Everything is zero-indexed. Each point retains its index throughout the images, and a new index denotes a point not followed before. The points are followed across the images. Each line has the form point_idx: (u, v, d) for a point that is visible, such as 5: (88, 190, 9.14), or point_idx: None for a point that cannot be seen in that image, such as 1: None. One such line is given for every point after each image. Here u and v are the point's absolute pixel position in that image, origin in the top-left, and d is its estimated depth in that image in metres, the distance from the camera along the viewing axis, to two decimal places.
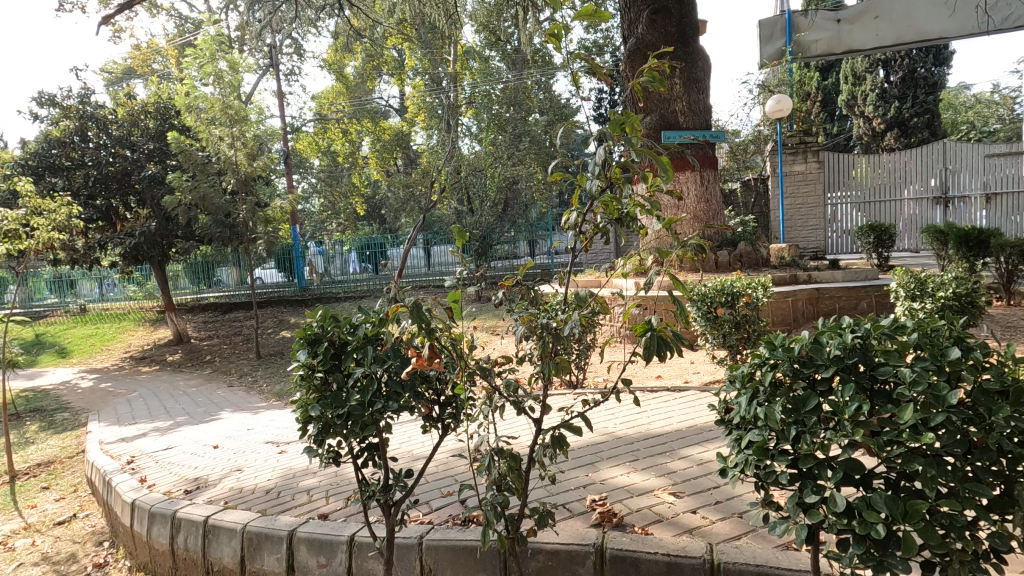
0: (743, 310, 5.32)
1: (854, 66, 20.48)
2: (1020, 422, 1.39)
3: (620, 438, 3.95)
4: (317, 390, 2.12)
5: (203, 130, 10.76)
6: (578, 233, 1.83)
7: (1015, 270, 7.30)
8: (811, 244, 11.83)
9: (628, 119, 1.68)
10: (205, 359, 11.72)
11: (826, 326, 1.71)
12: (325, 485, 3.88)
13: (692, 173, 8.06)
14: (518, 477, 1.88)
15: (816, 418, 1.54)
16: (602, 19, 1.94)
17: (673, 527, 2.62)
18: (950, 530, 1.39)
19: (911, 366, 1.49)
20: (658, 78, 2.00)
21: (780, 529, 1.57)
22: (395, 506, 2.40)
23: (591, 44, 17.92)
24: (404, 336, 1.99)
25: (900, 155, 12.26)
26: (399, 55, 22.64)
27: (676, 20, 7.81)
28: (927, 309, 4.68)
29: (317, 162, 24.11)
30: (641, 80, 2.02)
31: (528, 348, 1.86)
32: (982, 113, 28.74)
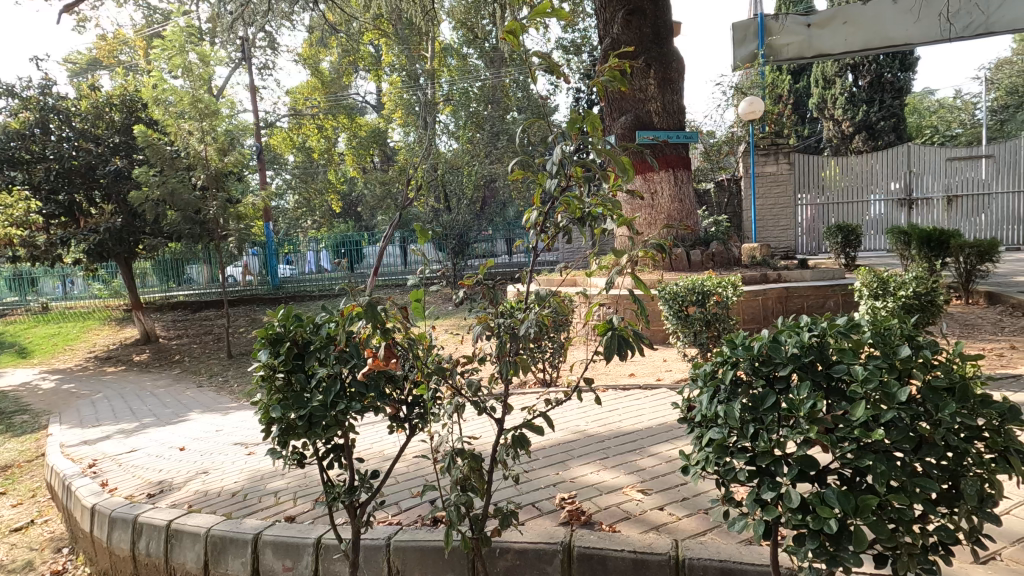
0: (714, 309, 5.40)
1: (824, 70, 21.01)
2: (965, 418, 1.43)
3: (590, 437, 3.97)
4: (279, 390, 2.08)
5: (171, 123, 10.54)
6: (540, 232, 1.82)
7: (973, 270, 7.58)
8: (781, 244, 12.05)
9: (588, 118, 1.68)
10: (173, 358, 11.46)
11: (784, 325, 1.73)
12: (293, 487, 3.82)
13: (666, 173, 8.16)
14: (481, 476, 1.85)
15: (775, 416, 1.56)
16: (560, 18, 1.94)
17: (640, 524, 2.64)
18: (899, 524, 1.43)
19: (864, 364, 1.53)
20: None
21: (738, 525, 1.60)
22: (361, 507, 2.37)
23: (568, 44, 18.01)
24: (360, 335, 1.96)
25: (868, 158, 12.43)
26: (376, 51, 22.51)
27: (650, 21, 7.91)
28: (888, 309, 4.82)
29: (292, 158, 23.71)
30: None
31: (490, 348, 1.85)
32: (944, 118, 29.96)
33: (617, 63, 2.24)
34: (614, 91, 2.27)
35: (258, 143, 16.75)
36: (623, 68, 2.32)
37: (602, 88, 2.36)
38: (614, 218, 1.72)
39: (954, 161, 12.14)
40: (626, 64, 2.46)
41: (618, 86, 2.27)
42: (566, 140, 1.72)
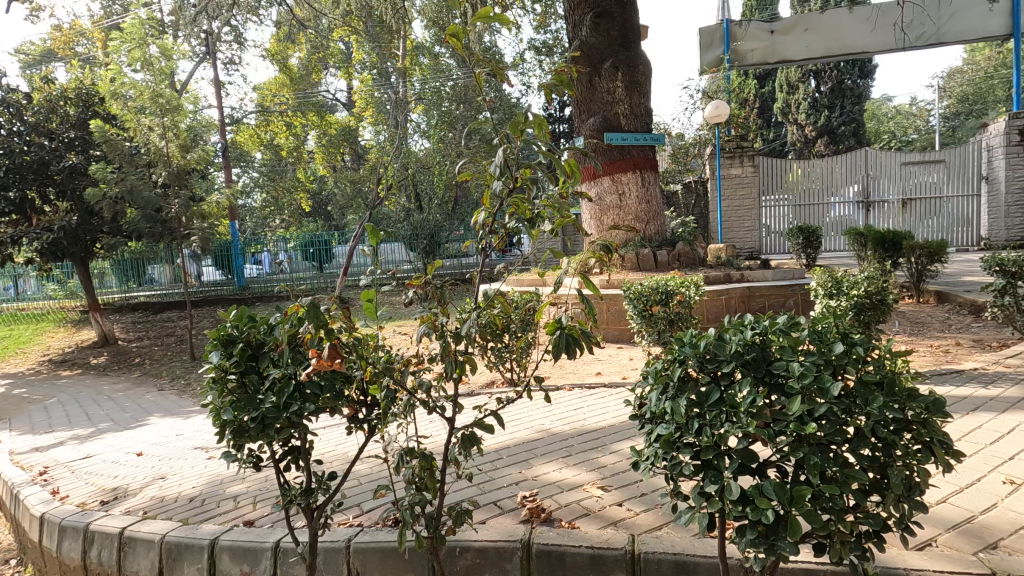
0: (677, 308, 5.52)
1: (788, 76, 21.62)
2: (889, 411, 1.51)
3: (554, 435, 4.00)
4: (231, 392, 2.04)
5: (131, 119, 10.24)
6: (491, 232, 1.84)
7: (924, 270, 7.88)
8: (746, 245, 12.36)
9: (529, 120, 1.71)
10: (133, 361, 11.07)
11: (728, 323, 1.78)
12: (253, 490, 3.75)
13: (634, 174, 8.26)
14: (433, 475, 1.85)
15: (719, 411, 1.61)
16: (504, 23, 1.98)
17: (598, 520, 2.69)
18: (832, 513, 1.49)
19: (802, 360, 1.59)
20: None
21: (685, 518, 1.64)
22: (319, 510, 2.34)
23: (540, 45, 18.11)
24: (305, 335, 1.95)
25: (829, 161, 12.82)
26: (346, 48, 22.26)
27: (618, 25, 8.06)
28: (842, 308, 4.98)
29: (260, 156, 23.25)
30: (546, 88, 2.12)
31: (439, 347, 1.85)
32: (902, 123, 31.32)
33: (565, 67, 2.28)
34: (562, 95, 2.30)
35: (224, 140, 16.36)
36: (571, 71, 2.33)
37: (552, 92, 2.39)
38: (559, 218, 1.75)
39: (909, 165, 12.64)
40: (576, 69, 2.48)
41: (568, 91, 2.30)
42: (511, 141, 1.75)
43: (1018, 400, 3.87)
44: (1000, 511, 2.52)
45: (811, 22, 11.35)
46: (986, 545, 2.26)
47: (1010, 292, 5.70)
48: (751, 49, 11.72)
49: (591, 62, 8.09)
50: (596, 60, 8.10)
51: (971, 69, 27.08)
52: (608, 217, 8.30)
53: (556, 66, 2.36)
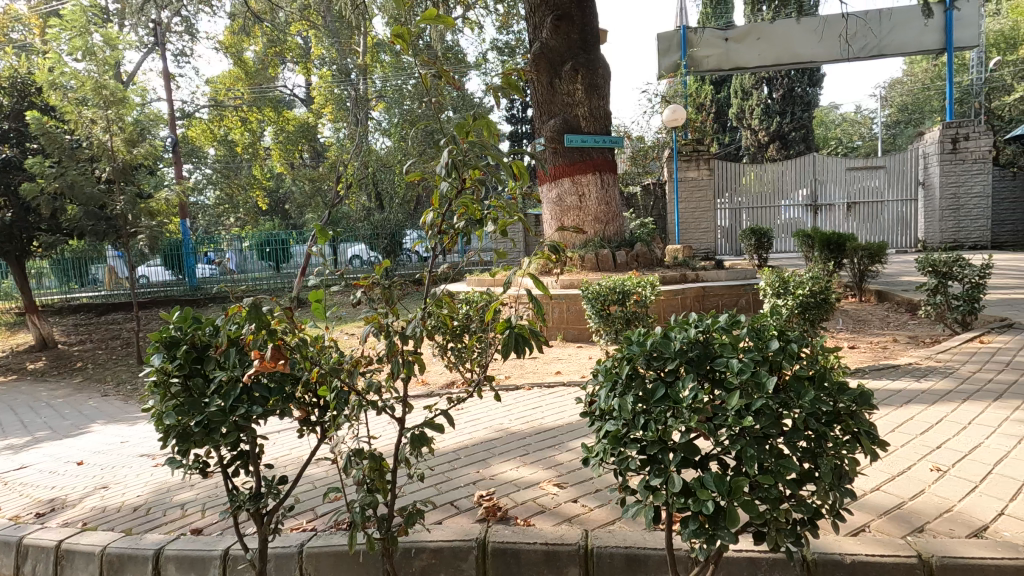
0: (633, 307, 5.64)
1: (742, 83, 22.38)
2: (819, 404, 1.59)
3: (513, 434, 4.03)
4: (175, 396, 1.98)
5: (72, 111, 9.73)
6: (441, 232, 1.85)
7: (865, 270, 8.29)
8: (702, 246, 12.70)
9: (471, 123, 1.75)
10: (75, 365, 10.54)
11: (673, 322, 1.84)
12: (202, 498, 3.63)
13: (594, 176, 8.37)
14: (383, 475, 1.83)
15: (663, 408, 1.66)
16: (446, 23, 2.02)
17: (553, 517, 2.73)
18: (766, 503, 1.57)
19: (741, 357, 1.66)
20: (508, 88, 2.10)
21: (632, 511, 1.69)
22: (269, 515, 2.29)
23: (502, 46, 18.19)
24: (247, 336, 1.90)
25: (779, 166, 13.28)
26: (303, 43, 21.75)
27: (578, 28, 8.19)
28: (788, 307, 5.19)
29: (213, 151, 22.49)
30: (495, 85, 2.10)
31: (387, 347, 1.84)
32: (848, 131, 32.92)
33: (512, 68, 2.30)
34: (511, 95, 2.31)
35: (174, 135, 15.73)
36: (520, 73, 2.37)
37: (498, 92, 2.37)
38: (509, 218, 1.78)
39: (853, 171, 13.21)
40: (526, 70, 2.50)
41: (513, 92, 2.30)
42: (457, 141, 1.77)
43: (946, 393, 4.12)
44: (927, 496, 2.69)
45: (763, 31, 11.79)
46: (914, 529, 2.41)
47: (941, 290, 6.06)
48: (707, 56, 12.12)
49: (552, 64, 8.19)
50: (556, 63, 8.20)
51: (910, 80, 28.58)
52: (568, 217, 8.42)
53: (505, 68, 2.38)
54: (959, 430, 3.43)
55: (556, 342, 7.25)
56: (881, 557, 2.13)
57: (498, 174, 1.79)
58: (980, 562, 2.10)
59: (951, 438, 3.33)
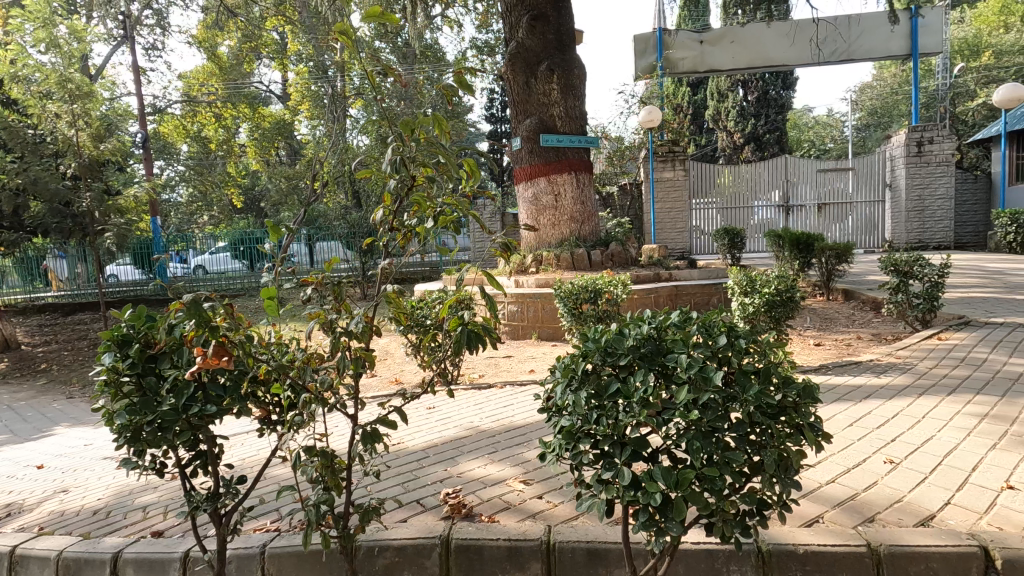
0: (605, 306, 5.71)
1: (718, 85, 22.70)
2: (765, 398, 1.64)
3: (482, 433, 4.04)
4: (126, 395, 1.94)
5: (35, 104, 9.44)
6: (393, 230, 1.88)
7: (833, 269, 8.47)
8: (678, 246, 12.84)
9: (417, 119, 1.77)
10: (38, 367, 10.20)
11: (628, 319, 1.88)
12: (165, 500, 3.57)
13: (570, 176, 8.39)
14: (334, 472, 1.83)
15: (614, 402, 1.70)
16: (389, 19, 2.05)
17: (518, 513, 2.75)
18: (712, 493, 1.61)
19: (691, 352, 1.70)
20: (460, 87, 2.11)
21: (585, 504, 1.72)
22: (227, 515, 2.26)
23: (481, 45, 18.23)
24: (193, 335, 1.87)
25: (753, 167, 13.52)
26: (279, 39, 21.46)
27: (553, 29, 8.24)
28: (755, 306, 5.31)
29: (186, 148, 22.05)
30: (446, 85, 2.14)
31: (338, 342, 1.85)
32: (820, 133, 33.70)
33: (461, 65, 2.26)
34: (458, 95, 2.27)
35: (143, 131, 15.37)
36: (469, 71, 2.35)
37: (448, 94, 2.33)
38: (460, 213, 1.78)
39: (824, 172, 13.49)
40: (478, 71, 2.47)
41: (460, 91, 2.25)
42: (401, 138, 1.78)
43: (904, 388, 4.25)
44: (880, 487, 2.78)
45: (736, 34, 12.03)
46: (865, 519, 2.49)
47: (902, 290, 6.24)
48: (682, 58, 12.27)
49: (528, 62, 8.22)
50: (532, 62, 8.24)
51: (879, 85, 29.27)
52: (544, 217, 8.46)
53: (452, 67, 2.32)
54: (914, 424, 3.55)
55: (531, 341, 7.31)
56: (832, 547, 2.20)
57: (449, 173, 1.82)
58: (925, 551, 2.17)
59: (906, 432, 3.44)
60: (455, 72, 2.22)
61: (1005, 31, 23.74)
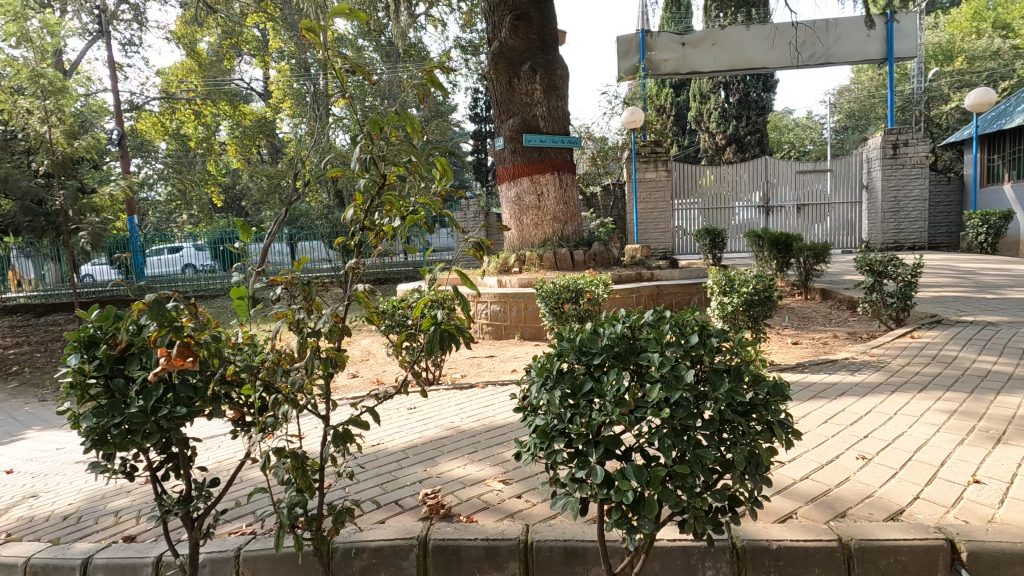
0: (586, 305, 5.74)
1: (700, 86, 22.92)
2: (736, 396, 1.66)
3: (462, 432, 4.03)
4: (92, 398, 1.89)
5: (6, 100, 9.20)
6: (365, 229, 1.88)
7: (811, 269, 8.60)
8: (660, 245, 12.93)
9: (385, 118, 1.77)
10: (9, 370, 9.93)
11: (601, 318, 1.90)
12: (139, 504, 3.50)
13: (553, 176, 8.40)
14: (305, 474, 1.81)
15: (588, 401, 1.70)
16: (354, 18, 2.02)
17: (496, 513, 2.75)
18: (684, 491, 1.63)
19: (663, 351, 1.72)
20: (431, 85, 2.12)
21: (559, 503, 1.73)
22: (200, 518, 2.22)
23: (465, 44, 18.18)
24: (159, 336, 1.84)
25: (733, 168, 13.70)
26: (261, 36, 21.18)
27: (536, 29, 8.24)
28: (734, 305, 5.37)
29: (164, 145, 21.65)
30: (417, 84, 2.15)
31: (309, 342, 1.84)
32: (800, 135, 34.21)
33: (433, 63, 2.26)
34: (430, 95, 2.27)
35: (119, 128, 15.06)
36: (441, 69, 2.34)
37: (421, 93, 2.33)
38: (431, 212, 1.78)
39: (803, 174, 13.71)
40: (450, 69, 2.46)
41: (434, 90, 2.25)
42: (369, 135, 1.78)
43: (876, 386, 4.34)
44: (851, 483, 2.83)
45: (718, 37, 12.16)
46: (837, 514, 2.54)
47: (877, 289, 6.37)
48: (665, 60, 12.37)
49: (511, 62, 8.22)
50: (515, 62, 8.23)
51: (857, 89, 29.78)
52: (527, 216, 8.48)
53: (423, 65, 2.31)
54: (886, 421, 3.62)
55: (514, 340, 7.32)
56: (804, 542, 2.23)
57: (421, 172, 1.81)
58: (894, 544, 2.21)
59: (878, 428, 3.52)
60: (427, 70, 2.22)
61: (977, 37, 24.32)
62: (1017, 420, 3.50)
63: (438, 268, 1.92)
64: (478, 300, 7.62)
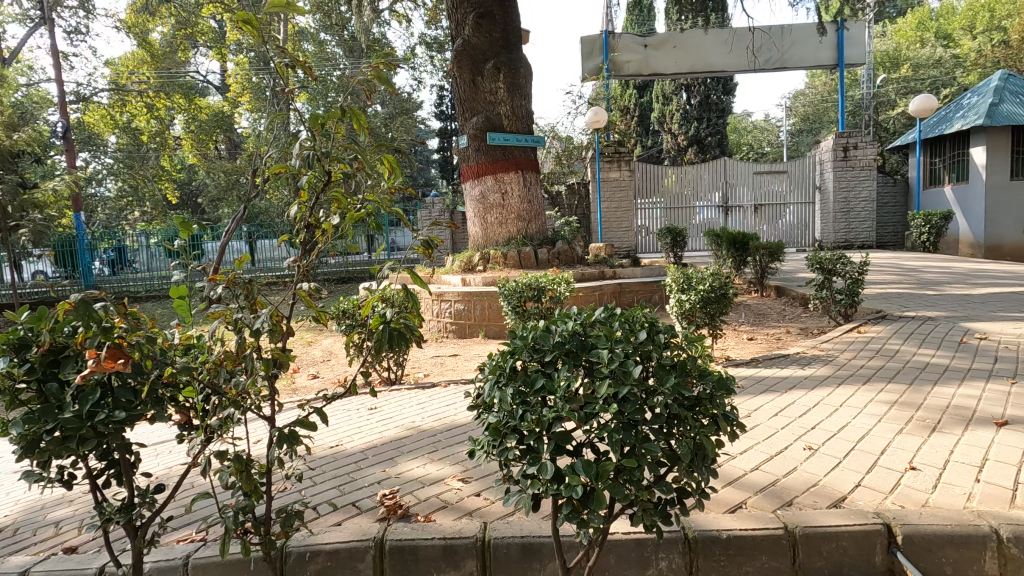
0: (548, 303, 5.79)
1: (663, 88, 23.35)
2: (682, 390, 1.70)
3: (422, 432, 4.01)
4: (22, 404, 1.80)
5: None
6: (310, 226, 1.86)
7: (766, 267, 8.87)
8: (624, 244, 13.12)
9: (328, 113, 1.75)
10: None
11: (554, 316, 1.92)
12: (81, 514, 3.35)
13: (517, 174, 8.42)
14: (249, 476, 1.77)
15: (539, 397, 1.72)
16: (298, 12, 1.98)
17: (455, 512, 2.74)
18: (630, 483, 1.66)
19: (613, 347, 1.75)
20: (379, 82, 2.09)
21: (512, 499, 1.74)
22: (144, 526, 2.13)
23: (430, 41, 18.05)
24: (91, 337, 1.76)
25: (695, 169, 14.02)
26: (218, 28, 20.57)
27: (500, 27, 8.24)
28: (691, 301, 5.51)
29: (114, 140, 20.76)
30: (364, 78, 2.12)
31: (256, 342, 1.80)
32: (758, 138, 35.24)
33: (385, 57, 2.20)
34: (380, 90, 2.21)
35: (65, 119, 14.34)
36: (391, 64, 2.29)
37: (372, 88, 2.27)
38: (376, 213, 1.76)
39: (760, 174, 14.12)
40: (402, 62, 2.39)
41: (387, 84, 2.19)
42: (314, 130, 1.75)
43: (825, 379, 4.52)
44: (799, 472, 2.94)
45: (679, 40, 12.43)
46: (784, 502, 2.63)
47: (826, 286, 6.62)
48: (628, 61, 12.55)
49: (474, 60, 8.21)
50: (478, 60, 8.22)
51: (811, 93, 30.83)
52: (491, 215, 8.49)
53: (374, 57, 2.23)
54: (832, 412, 3.78)
55: (478, 339, 7.31)
56: (752, 531, 2.31)
57: (367, 169, 1.80)
58: (835, 530, 2.31)
59: (825, 419, 3.66)
60: (375, 65, 2.16)
61: (920, 46, 25.53)
62: (951, 409, 3.70)
63: (388, 267, 1.92)
64: (442, 299, 7.57)
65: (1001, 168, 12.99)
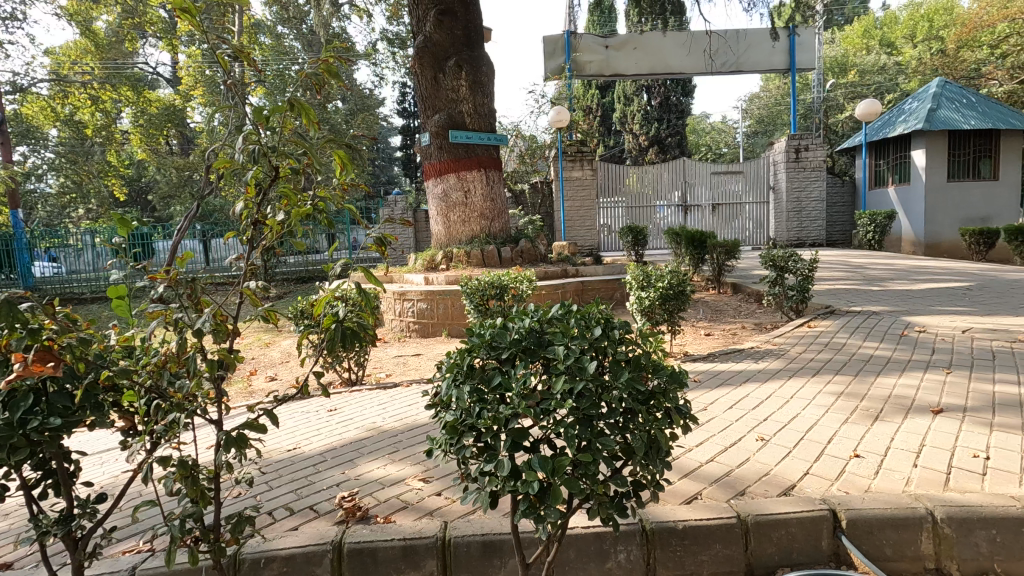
0: (511, 301, 5.81)
1: (625, 89, 23.70)
2: (636, 384, 1.73)
3: (383, 433, 3.95)
4: None
5: None
6: (258, 223, 1.80)
7: (723, 264, 9.11)
8: (587, 243, 13.28)
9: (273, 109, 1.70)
10: None
11: (512, 312, 1.92)
12: (18, 527, 3.17)
13: (479, 172, 8.40)
14: (196, 481, 1.70)
15: (496, 393, 1.72)
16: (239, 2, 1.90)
17: (416, 512, 2.72)
18: (586, 478, 1.68)
19: (569, 344, 1.76)
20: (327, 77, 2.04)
21: (469, 497, 1.73)
22: (84, 539, 2.02)
23: (392, 37, 17.79)
24: (22, 339, 1.66)
25: (655, 169, 14.29)
26: (168, 17, 19.72)
27: (461, 24, 8.20)
28: (651, 298, 5.59)
29: (56, 133, 19.67)
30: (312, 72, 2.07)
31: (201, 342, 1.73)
32: (716, 138, 36.17)
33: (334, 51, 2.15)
34: (329, 87, 2.16)
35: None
36: (340, 59, 2.23)
37: (322, 83, 2.21)
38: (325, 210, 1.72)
39: (717, 175, 14.51)
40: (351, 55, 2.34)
41: (338, 80, 2.13)
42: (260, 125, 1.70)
43: (777, 372, 4.69)
44: (751, 463, 3.04)
45: (640, 42, 12.63)
46: (737, 492, 2.72)
47: (779, 282, 6.85)
48: (590, 61, 12.68)
49: (436, 58, 8.14)
50: (440, 57, 8.16)
51: (765, 96, 31.78)
52: (454, 214, 8.44)
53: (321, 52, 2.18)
54: (783, 404, 3.92)
55: (441, 339, 7.25)
56: (706, 521, 2.37)
57: (317, 164, 1.76)
58: (784, 517, 2.39)
59: (776, 411, 3.79)
60: (323, 59, 2.10)
61: (866, 53, 26.72)
62: (892, 399, 3.90)
63: (341, 266, 1.88)
64: (404, 298, 7.50)
65: (939, 169, 13.70)
